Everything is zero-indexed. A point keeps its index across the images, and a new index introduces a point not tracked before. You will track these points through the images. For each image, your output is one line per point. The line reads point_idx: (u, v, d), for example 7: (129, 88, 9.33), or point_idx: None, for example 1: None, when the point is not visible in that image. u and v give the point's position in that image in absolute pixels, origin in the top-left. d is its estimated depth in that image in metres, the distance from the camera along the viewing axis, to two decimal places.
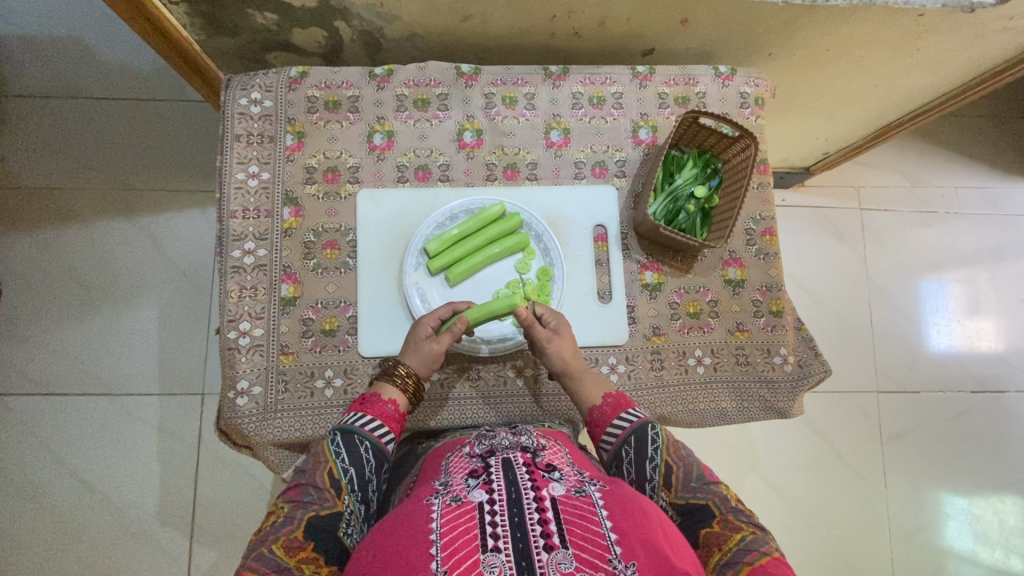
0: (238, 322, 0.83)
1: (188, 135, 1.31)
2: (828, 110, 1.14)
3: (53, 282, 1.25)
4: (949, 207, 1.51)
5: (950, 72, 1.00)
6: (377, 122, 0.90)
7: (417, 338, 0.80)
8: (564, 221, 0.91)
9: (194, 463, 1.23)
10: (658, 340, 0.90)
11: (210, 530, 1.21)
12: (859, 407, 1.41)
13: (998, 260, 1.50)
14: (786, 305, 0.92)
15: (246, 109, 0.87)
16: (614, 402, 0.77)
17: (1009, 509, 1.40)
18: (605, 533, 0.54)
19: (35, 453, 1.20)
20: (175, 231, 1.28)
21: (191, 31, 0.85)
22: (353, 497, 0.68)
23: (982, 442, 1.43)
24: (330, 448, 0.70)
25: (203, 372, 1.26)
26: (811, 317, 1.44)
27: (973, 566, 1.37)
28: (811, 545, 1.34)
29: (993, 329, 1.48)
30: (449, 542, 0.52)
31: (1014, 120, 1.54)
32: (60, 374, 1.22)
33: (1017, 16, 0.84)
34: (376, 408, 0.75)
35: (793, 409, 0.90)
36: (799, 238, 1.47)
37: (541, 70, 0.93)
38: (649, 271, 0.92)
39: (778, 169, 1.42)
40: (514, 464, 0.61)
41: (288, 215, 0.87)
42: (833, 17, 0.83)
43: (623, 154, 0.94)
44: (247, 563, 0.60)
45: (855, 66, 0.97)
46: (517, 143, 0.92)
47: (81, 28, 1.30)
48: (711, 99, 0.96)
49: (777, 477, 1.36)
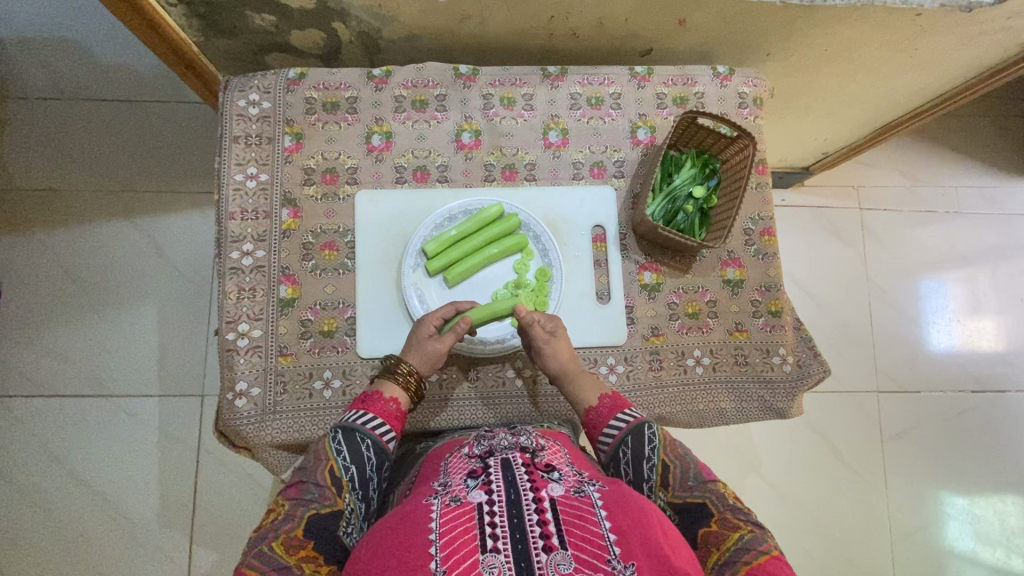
0: (237, 323, 0.83)
1: (187, 136, 1.31)
2: (827, 110, 1.14)
3: (53, 284, 1.25)
4: (949, 206, 1.51)
5: (949, 72, 1.00)
6: (376, 123, 0.90)
7: (418, 337, 0.80)
8: (562, 221, 0.91)
9: (194, 464, 1.23)
10: (657, 340, 0.90)
11: (210, 532, 1.21)
12: (860, 407, 1.41)
13: (998, 260, 1.50)
14: (784, 305, 0.92)
15: (245, 110, 0.87)
16: (610, 403, 0.77)
17: (1010, 509, 1.40)
18: (604, 534, 0.54)
19: (35, 454, 1.20)
20: (175, 232, 1.28)
21: (189, 32, 0.85)
22: (353, 495, 0.68)
23: (983, 442, 1.43)
24: (331, 445, 0.70)
25: (203, 372, 1.26)
26: (811, 317, 1.44)
27: (974, 566, 1.37)
28: (812, 545, 1.34)
29: (993, 329, 1.48)
30: (448, 542, 0.52)
31: (1014, 119, 1.54)
32: (59, 376, 1.22)
33: (1015, 17, 0.84)
34: (377, 406, 0.75)
35: (792, 409, 0.90)
36: (798, 239, 1.47)
37: (540, 70, 0.93)
38: (648, 271, 0.92)
39: (778, 169, 1.42)
40: (513, 465, 0.61)
41: (287, 215, 0.87)
42: (832, 17, 0.83)
43: (622, 154, 0.94)
44: (247, 560, 0.60)
45: (854, 67, 0.97)
46: (516, 144, 0.92)
47: (80, 30, 1.30)
48: (710, 99, 0.96)
49: (777, 477, 1.36)
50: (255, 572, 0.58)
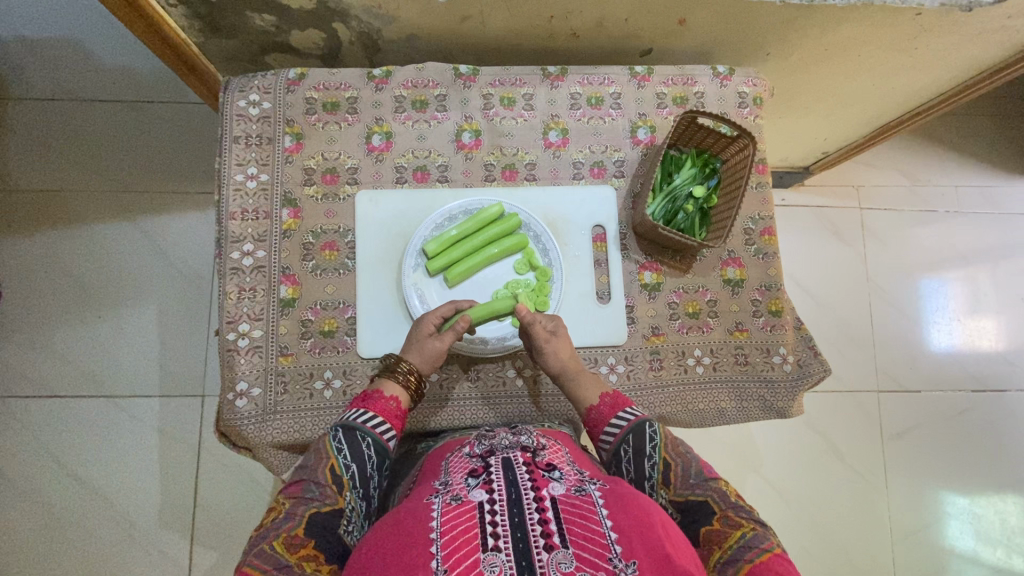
0: (238, 323, 0.83)
1: (187, 137, 1.31)
2: (827, 109, 1.14)
3: (54, 284, 1.25)
4: (949, 206, 1.51)
5: (949, 71, 1.00)
6: (376, 123, 0.90)
7: (418, 336, 0.80)
8: (563, 221, 0.91)
9: (194, 465, 1.23)
10: (658, 339, 0.90)
11: (210, 532, 1.21)
12: (860, 406, 1.41)
13: (999, 260, 1.50)
14: (785, 305, 0.92)
15: (245, 111, 0.88)
16: (611, 402, 0.77)
17: (1011, 509, 1.40)
18: (605, 532, 0.54)
19: (35, 455, 1.20)
20: (175, 233, 1.29)
21: (190, 33, 0.85)
22: (353, 494, 0.68)
23: (983, 441, 1.43)
24: (331, 443, 0.70)
25: (203, 373, 1.26)
26: (811, 317, 1.44)
27: (975, 566, 1.37)
28: (812, 544, 1.34)
29: (994, 329, 1.48)
30: (449, 541, 0.52)
31: (1014, 119, 1.54)
32: (59, 376, 1.22)
33: (1015, 16, 0.84)
34: (377, 405, 0.75)
35: (793, 409, 0.90)
36: (798, 238, 1.47)
37: (540, 70, 0.94)
38: (648, 271, 0.92)
39: (778, 169, 1.42)
40: (514, 464, 0.61)
41: (287, 215, 0.87)
42: (831, 17, 0.84)
43: (622, 154, 0.94)
44: (247, 560, 0.59)
45: (853, 66, 0.98)
46: (516, 144, 0.92)
47: (81, 31, 1.30)
48: (710, 99, 0.96)
49: (777, 476, 1.36)
50: (255, 570, 0.58)
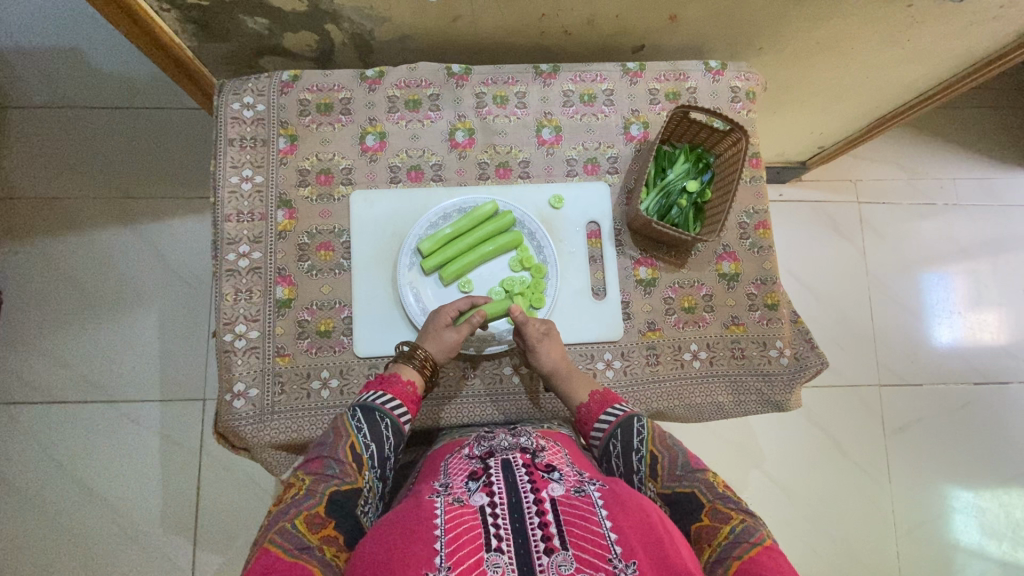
0: (234, 325, 0.83)
1: (185, 142, 1.32)
2: (821, 104, 1.14)
3: (54, 291, 1.25)
4: (948, 198, 1.51)
5: (943, 62, 1.00)
6: (369, 124, 0.90)
7: (435, 326, 0.80)
8: (558, 217, 0.91)
9: (195, 468, 1.23)
10: (653, 335, 0.89)
11: (211, 534, 1.21)
12: (861, 402, 1.40)
13: (999, 251, 1.50)
14: (781, 298, 0.92)
15: (240, 114, 0.88)
16: (601, 399, 0.78)
17: (1015, 501, 1.39)
18: (605, 534, 0.54)
19: (37, 460, 1.20)
20: (173, 237, 1.29)
21: (184, 37, 0.86)
22: (372, 474, 0.69)
23: (986, 434, 1.42)
24: (351, 423, 0.71)
25: (203, 376, 1.26)
26: (810, 313, 1.44)
27: (981, 560, 1.36)
28: (818, 542, 1.33)
29: (995, 321, 1.47)
30: (453, 538, 0.53)
31: (1011, 109, 1.53)
32: (61, 382, 1.23)
33: (1006, 5, 0.84)
34: (395, 388, 0.75)
35: (790, 402, 0.90)
36: (798, 234, 1.47)
37: (532, 68, 0.94)
38: (642, 266, 0.92)
39: (773, 164, 1.44)
40: (513, 466, 0.62)
41: (282, 217, 0.87)
42: (820, 6, 0.84)
43: (615, 150, 0.94)
44: (267, 537, 0.58)
45: (844, 61, 0.98)
46: (509, 142, 0.93)
47: (80, 39, 1.31)
48: (702, 93, 0.95)
49: (780, 471, 1.36)
50: (280, 547, 0.57)
